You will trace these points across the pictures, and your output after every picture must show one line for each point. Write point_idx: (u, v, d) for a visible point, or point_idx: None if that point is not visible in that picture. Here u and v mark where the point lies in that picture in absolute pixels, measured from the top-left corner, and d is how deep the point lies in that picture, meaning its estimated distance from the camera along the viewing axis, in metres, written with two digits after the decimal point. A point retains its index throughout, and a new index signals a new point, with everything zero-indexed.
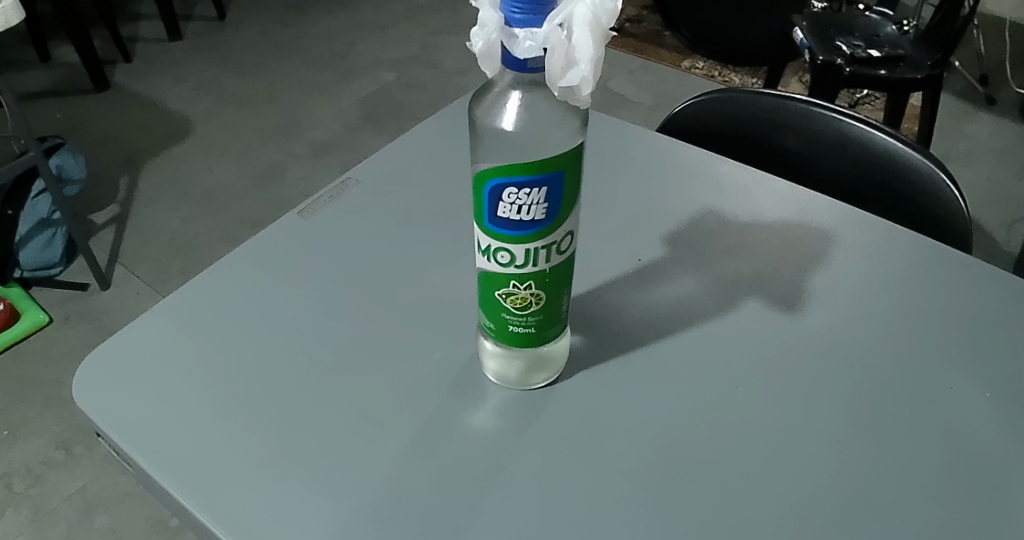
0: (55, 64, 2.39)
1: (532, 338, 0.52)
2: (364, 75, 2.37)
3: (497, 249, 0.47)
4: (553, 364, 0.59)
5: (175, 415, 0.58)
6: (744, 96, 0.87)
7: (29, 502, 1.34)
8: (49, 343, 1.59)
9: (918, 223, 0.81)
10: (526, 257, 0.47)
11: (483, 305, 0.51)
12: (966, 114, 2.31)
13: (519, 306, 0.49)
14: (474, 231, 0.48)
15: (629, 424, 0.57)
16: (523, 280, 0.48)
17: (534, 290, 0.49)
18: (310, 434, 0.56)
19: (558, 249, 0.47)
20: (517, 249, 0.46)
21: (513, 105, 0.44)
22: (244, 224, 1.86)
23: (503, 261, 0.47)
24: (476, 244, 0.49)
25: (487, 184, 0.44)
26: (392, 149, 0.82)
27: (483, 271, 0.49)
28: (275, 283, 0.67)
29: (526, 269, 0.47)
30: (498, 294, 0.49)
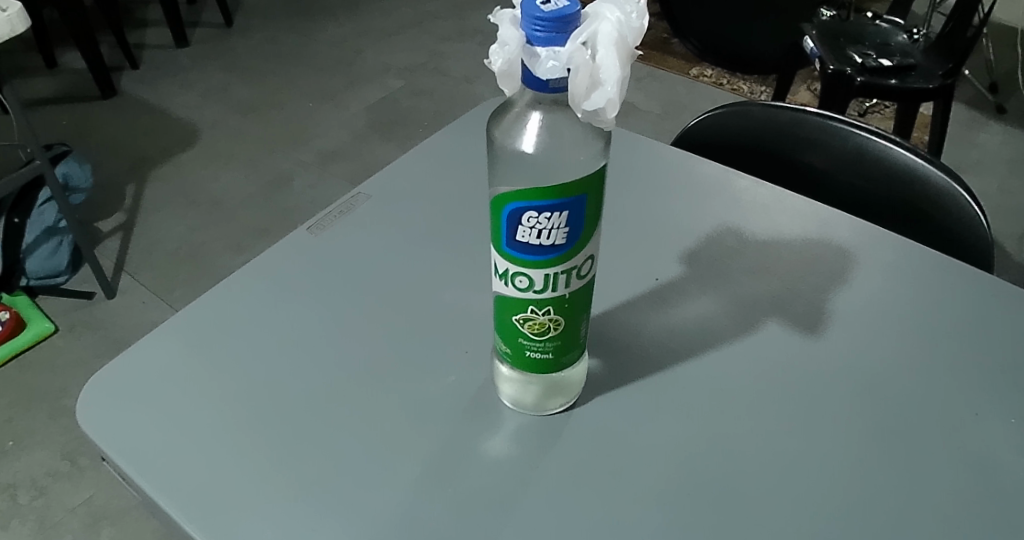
0: (62, 70, 2.39)
1: (550, 364, 0.51)
2: (371, 83, 2.36)
3: (515, 274, 0.46)
4: (570, 388, 0.57)
5: (183, 438, 0.56)
6: (760, 108, 0.86)
7: (34, 514, 1.33)
8: (55, 352, 1.58)
9: (937, 240, 0.79)
10: (545, 282, 0.46)
11: (499, 329, 0.50)
12: (976, 124, 2.29)
13: (537, 331, 0.48)
14: (490, 254, 0.47)
15: (646, 448, 0.56)
16: (542, 306, 0.47)
17: (553, 315, 0.48)
18: (320, 458, 0.55)
19: (578, 274, 0.46)
20: (536, 273, 0.45)
21: (533, 127, 0.42)
22: (251, 233, 1.85)
23: (521, 286, 0.46)
24: (493, 268, 0.47)
25: (506, 207, 0.43)
26: (403, 164, 0.81)
27: (500, 295, 0.48)
28: (286, 301, 0.66)
29: (545, 294, 0.46)
30: (515, 319, 0.48)
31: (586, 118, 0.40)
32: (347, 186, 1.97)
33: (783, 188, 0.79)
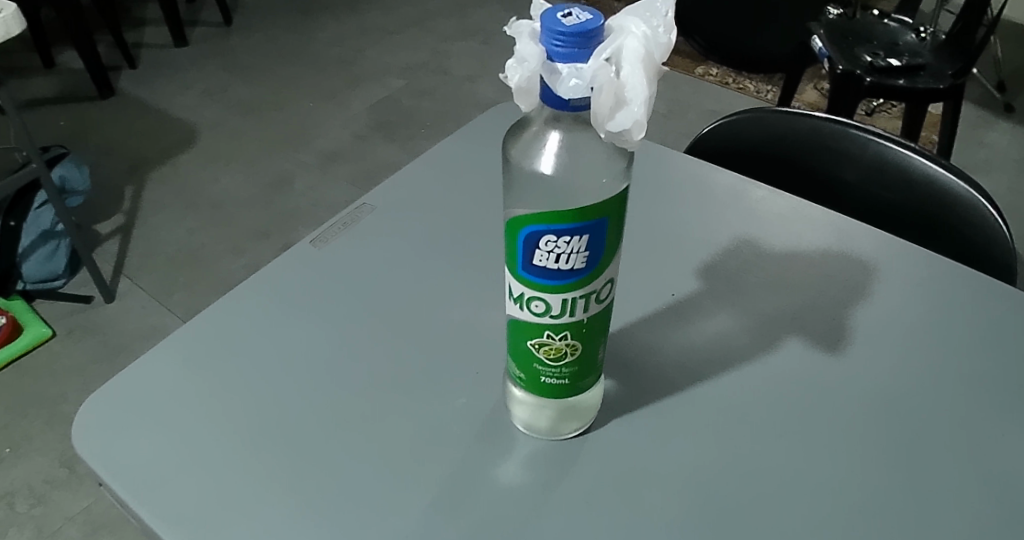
0: (60, 70, 2.36)
1: (566, 391, 0.48)
2: (372, 82, 2.33)
3: (531, 298, 0.43)
4: (586, 411, 0.55)
5: (184, 462, 0.54)
6: (774, 114, 0.83)
7: (32, 522, 1.31)
8: (52, 357, 1.56)
9: (959, 252, 0.77)
10: (563, 307, 0.43)
11: (513, 354, 0.48)
12: (985, 123, 2.26)
13: (553, 356, 0.46)
14: (505, 277, 0.45)
15: (664, 473, 0.54)
16: (560, 331, 0.44)
17: (570, 340, 0.45)
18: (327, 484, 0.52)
19: (597, 298, 0.44)
20: (553, 298, 0.43)
21: (552, 147, 0.40)
22: (251, 235, 1.83)
23: (537, 310, 0.44)
24: (508, 290, 0.45)
25: (522, 231, 0.40)
26: (409, 173, 0.78)
27: (515, 319, 0.45)
28: (289, 318, 0.64)
29: (563, 320, 0.44)
30: (530, 344, 0.46)
31: (610, 137, 0.37)
32: (349, 188, 1.95)
33: (800, 197, 0.77)
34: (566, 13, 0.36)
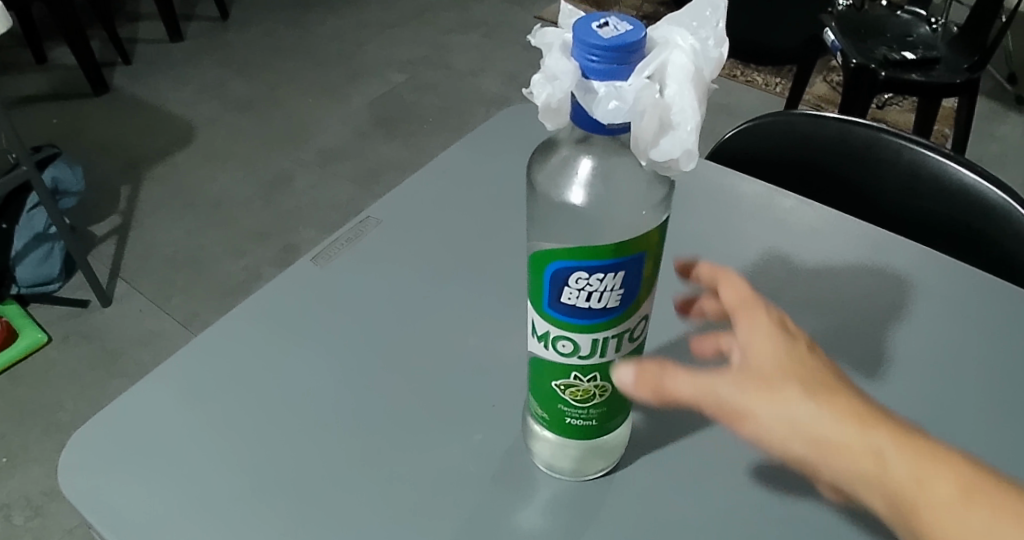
0: (53, 67, 2.31)
1: (594, 432, 0.46)
2: (373, 77, 2.28)
3: (558, 337, 0.41)
4: (612, 448, 0.52)
5: (185, 507, 0.51)
6: (804, 119, 0.81)
7: (28, 535, 1.27)
8: (48, 363, 1.52)
9: (995, 266, 0.73)
10: (593, 347, 0.41)
11: (534, 395, 0.45)
12: (997, 115, 2.22)
13: (579, 398, 0.43)
14: (527, 312, 0.42)
15: (702, 520, 0.51)
16: (588, 372, 0.42)
17: (599, 382, 0.43)
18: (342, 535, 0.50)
19: (629, 337, 0.42)
20: (583, 338, 0.41)
21: (584, 172, 0.40)
22: (251, 235, 1.79)
23: (564, 350, 0.41)
24: (531, 327, 0.43)
25: (550, 266, 0.38)
26: (416, 184, 0.77)
27: (539, 358, 0.43)
28: (289, 344, 0.61)
29: (592, 360, 0.42)
30: (555, 385, 0.43)
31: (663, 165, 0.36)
32: (350, 186, 1.90)
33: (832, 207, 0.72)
34: (602, 23, 0.33)
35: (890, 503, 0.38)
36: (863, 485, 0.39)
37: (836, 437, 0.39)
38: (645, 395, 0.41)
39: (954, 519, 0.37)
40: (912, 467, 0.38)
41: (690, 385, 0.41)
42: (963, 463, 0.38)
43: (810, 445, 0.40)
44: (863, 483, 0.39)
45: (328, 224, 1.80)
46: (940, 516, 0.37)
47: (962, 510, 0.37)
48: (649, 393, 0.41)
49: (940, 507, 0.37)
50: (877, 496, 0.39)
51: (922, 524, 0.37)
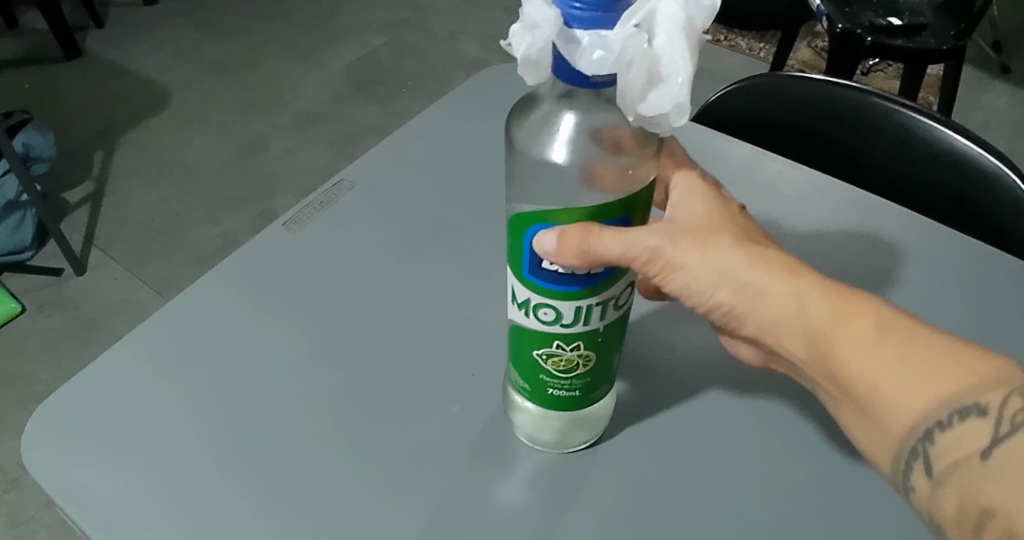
0: (22, 30, 2.23)
1: (577, 404, 0.46)
2: (351, 40, 2.23)
3: (539, 305, 0.41)
4: (596, 419, 0.53)
5: (147, 477, 0.52)
6: (791, 81, 0.79)
7: (5, 509, 1.25)
8: (21, 333, 1.49)
9: (984, 232, 0.73)
10: (576, 315, 0.41)
11: (516, 369, 0.46)
12: (981, 83, 2.20)
13: (562, 368, 0.43)
14: (508, 281, 0.42)
15: (679, 499, 0.52)
16: (571, 340, 0.42)
17: (583, 352, 0.43)
18: (300, 511, 0.50)
19: (614, 305, 0.42)
20: (565, 306, 0.41)
21: (565, 129, 0.39)
22: (227, 201, 1.75)
23: (546, 318, 0.41)
24: (511, 296, 0.42)
25: (531, 230, 0.38)
26: (395, 145, 0.76)
27: (520, 328, 0.43)
28: (258, 320, 0.61)
29: (575, 328, 0.41)
30: (537, 355, 0.43)
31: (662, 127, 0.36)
32: (328, 152, 1.87)
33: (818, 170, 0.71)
34: None
35: (806, 340, 0.43)
36: (783, 325, 0.44)
37: (760, 282, 0.44)
38: (569, 262, 0.38)
39: (859, 347, 0.41)
40: (827, 305, 0.42)
41: (617, 242, 0.38)
42: (876, 302, 0.42)
43: (738, 290, 0.45)
44: (783, 324, 0.44)
45: (306, 190, 1.77)
46: (849, 346, 0.41)
47: (869, 336, 0.41)
48: (578, 261, 0.38)
49: (846, 337, 0.41)
50: (795, 336, 0.43)
51: (833, 355, 0.42)
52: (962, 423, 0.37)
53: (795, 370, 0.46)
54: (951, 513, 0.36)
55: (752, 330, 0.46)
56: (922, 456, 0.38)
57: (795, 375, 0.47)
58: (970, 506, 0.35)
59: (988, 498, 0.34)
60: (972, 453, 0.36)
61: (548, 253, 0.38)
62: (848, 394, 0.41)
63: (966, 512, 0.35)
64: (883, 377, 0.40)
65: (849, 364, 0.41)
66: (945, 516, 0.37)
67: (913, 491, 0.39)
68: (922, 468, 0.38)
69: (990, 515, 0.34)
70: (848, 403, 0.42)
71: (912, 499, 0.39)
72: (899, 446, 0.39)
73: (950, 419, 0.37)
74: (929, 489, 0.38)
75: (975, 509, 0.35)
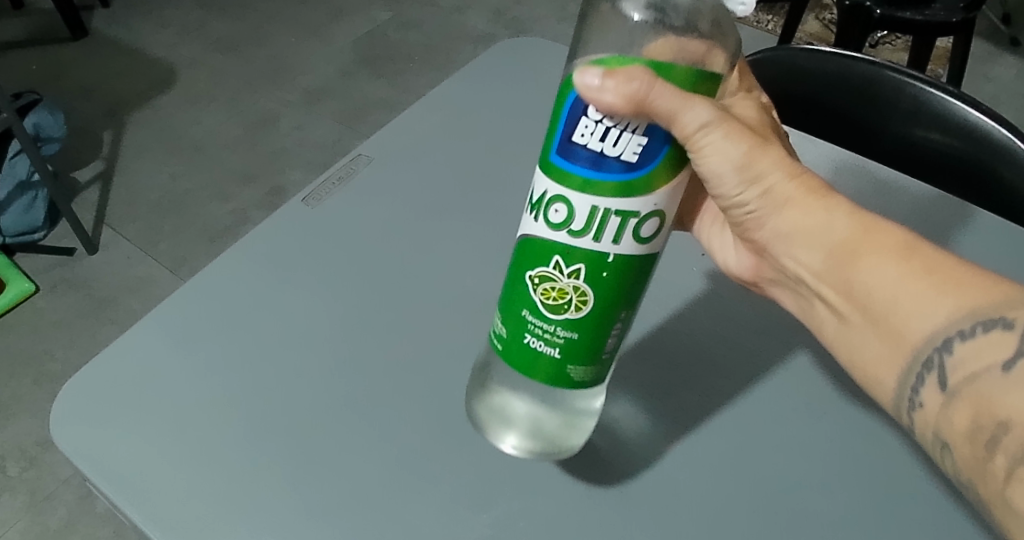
0: (29, 11, 2.22)
1: (556, 371, 0.41)
2: (358, 14, 2.22)
3: (552, 200, 0.38)
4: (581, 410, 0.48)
5: (177, 451, 0.53)
6: (803, 55, 0.80)
7: (25, 486, 1.27)
8: (37, 313, 1.51)
9: (995, 202, 0.75)
10: (587, 220, 0.37)
11: (504, 303, 0.42)
12: (990, 56, 2.19)
13: (553, 303, 0.40)
14: (532, 179, 0.40)
15: (690, 468, 0.54)
16: (572, 260, 0.38)
17: (580, 287, 0.39)
18: (336, 482, 0.52)
19: (633, 231, 0.37)
20: (578, 202, 0.37)
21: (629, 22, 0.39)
22: (236, 178, 1.76)
23: (554, 218, 0.38)
24: (529, 197, 0.40)
25: (571, 89, 0.37)
26: (410, 120, 0.77)
27: (528, 237, 0.40)
28: (280, 293, 0.63)
29: (581, 241, 0.38)
30: (532, 276, 0.40)
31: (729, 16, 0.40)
32: (337, 127, 1.87)
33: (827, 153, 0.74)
34: None
35: (827, 253, 0.45)
36: (811, 235, 0.45)
37: (790, 190, 0.45)
38: (613, 110, 0.35)
39: (884, 264, 0.42)
40: (853, 222, 0.44)
41: (672, 99, 0.35)
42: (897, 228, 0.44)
43: (765, 195, 0.46)
44: (810, 235, 0.45)
45: (316, 166, 1.78)
46: (875, 263, 0.43)
47: (895, 257, 0.42)
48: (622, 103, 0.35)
49: (872, 254, 0.43)
50: (817, 249, 0.45)
51: (854, 269, 0.43)
52: (985, 336, 0.39)
53: (794, 283, 0.49)
54: (964, 428, 0.39)
55: (765, 232, 0.48)
56: (936, 369, 0.41)
57: (790, 285, 0.50)
58: (987, 419, 0.38)
59: (1005, 413, 0.37)
60: (993, 364, 0.39)
61: (589, 87, 0.35)
62: (863, 310, 0.43)
63: (982, 426, 0.38)
64: (906, 293, 0.42)
65: (869, 278, 0.43)
66: (955, 430, 0.40)
67: (918, 409, 0.42)
68: (935, 382, 0.41)
69: (1008, 428, 0.37)
70: (859, 320, 0.44)
71: (915, 421, 0.43)
72: (910, 358, 0.42)
73: (972, 330, 0.40)
74: (941, 404, 0.41)
75: (990, 423, 0.38)
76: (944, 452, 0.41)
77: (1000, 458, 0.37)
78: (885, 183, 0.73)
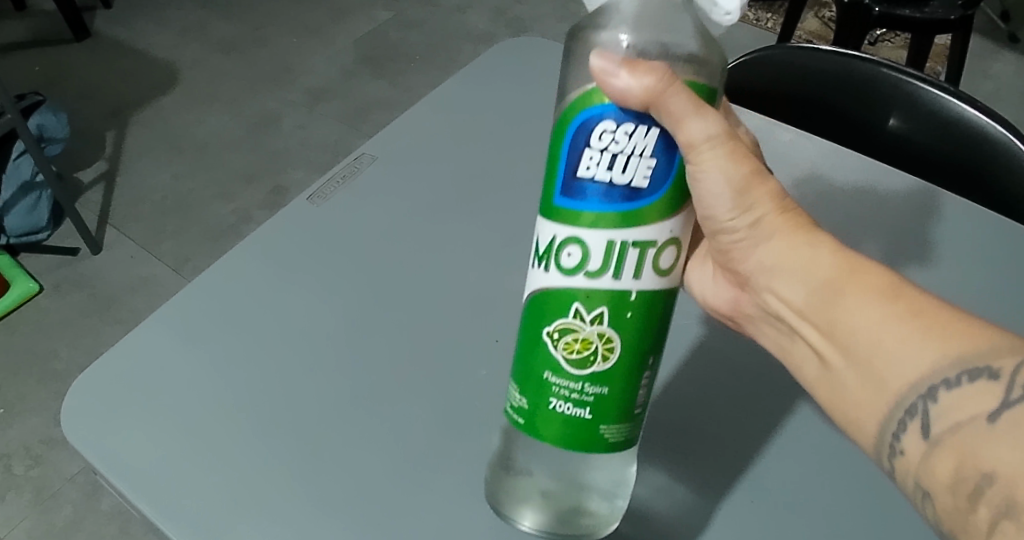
0: (31, 12, 2.23)
1: (587, 430, 0.41)
2: (358, 14, 2.23)
3: (564, 245, 0.39)
4: (612, 486, 0.48)
5: (184, 447, 0.54)
6: (801, 53, 0.81)
7: (31, 483, 1.28)
8: (41, 312, 1.52)
9: (991, 200, 0.76)
10: (605, 258, 0.38)
11: (521, 373, 0.43)
12: (988, 53, 2.20)
13: (578, 358, 0.40)
14: (534, 229, 0.41)
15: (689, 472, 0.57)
16: (593, 304, 0.39)
17: (605, 336, 0.40)
18: (339, 477, 0.53)
19: (651, 265, 0.39)
20: (593, 241, 0.38)
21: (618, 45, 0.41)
22: (238, 178, 1.77)
23: (571, 261, 0.39)
24: (536, 249, 0.41)
25: (575, 122, 0.38)
26: (412, 120, 0.78)
27: (544, 292, 0.41)
28: (286, 291, 0.64)
29: (603, 281, 0.39)
30: (553, 336, 0.40)
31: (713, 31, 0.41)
32: (339, 127, 1.88)
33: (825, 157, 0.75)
34: None
35: (811, 289, 0.43)
36: (799, 270, 0.44)
37: (779, 221, 0.44)
38: (628, 106, 0.37)
39: (865, 304, 0.40)
40: (838, 261, 0.42)
41: (684, 104, 0.38)
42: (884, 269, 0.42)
43: (756, 224, 0.45)
44: (798, 270, 0.44)
45: (317, 165, 1.79)
46: (859, 302, 0.40)
47: (877, 300, 0.40)
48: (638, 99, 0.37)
49: (856, 292, 0.41)
50: (802, 284, 0.44)
51: (837, 305, 0.41)
52: (971, 385, 0.37)
53: (775, 319, 0.47)
54: (945, 477, 0.36)
55: (750, 262, 0.47)
56: (920, 415, 0.38)
57: (772, 319, 0.48)
58: (971, 470, 0.35)
59: (989, 464, 0.34)
60: (981, 414, 0.36)
61: (605, 75, 0.37)
62: (840, 347, 0.41)
63: (964, 477, 0.35)
64: (891, 336, 0.39)
65: (853, 317, 0.41)
66: (938, 479, 0.37)
67: (899, 456, 0.39)
68: (917, 428, 0.38)
69: (991, 480, 0.34)
70: (840, 360, 0.41)
71: (896, 466, 0.40)
72: (893, 405, 0.39)
73: (958, 379, 0.37)
74: (922, 452, 0.38)
75: (974, 474, 0.35)
76: (924, 500, 0.38)
77: (983, 509, 0.34)
78: (879, 183, 0.74)
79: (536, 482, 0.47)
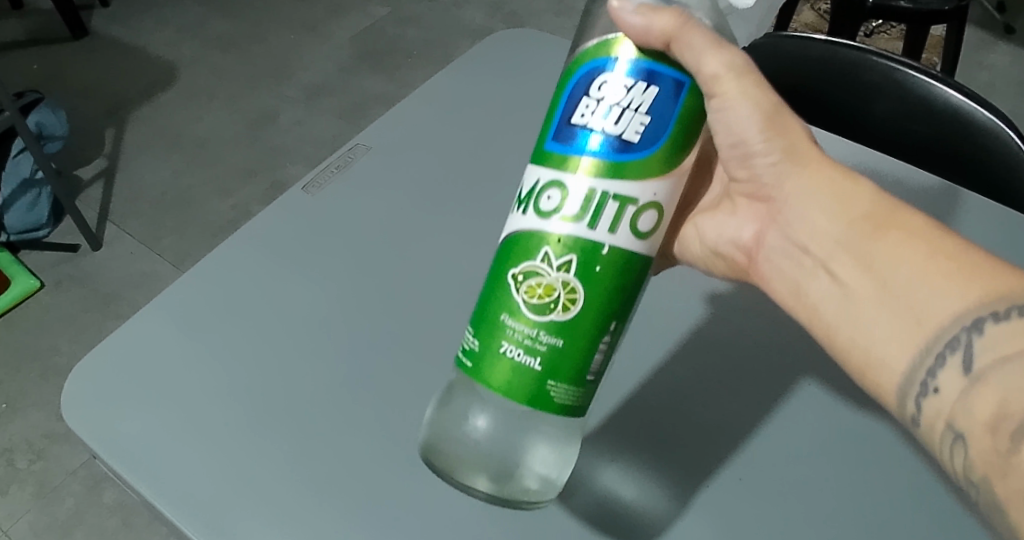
0: (29, 11, 2.24)
1: (537, 381, 0.43)
2: (356, 10, 2.23)
3: (546, 188, 0.42)
4: (550, 466, 0.49)
5: (181, 430, 0.55)
6: (792, 42, 0.81)
7: (34, 477, 1.29)
8: (42, 308, 1.53)
9: (980, 184, 0.77)
10: (582, 206, 0.41)
11: (478, 314, 0.45)
12: (984, 44, 2.20)
13: (536, 302, 0.42)
14: (524, 175, 0.44)
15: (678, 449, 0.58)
16: (564, 252, 0.42)
17: (564, 284, 0.42)
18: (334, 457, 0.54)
19: (624, 222, 0.41)
20: (574, 186, 0.41)
21: None
22: (237, 173, 1.78)
23: (548, 203, 0.42)
24: (520, 194, 0.44)
25: (579, 72, 0.42)
26: (406, 109, 0.79)
27: (518, 233, 0.43)
28: (288, 274, 0.65)
29: (579, 228, 0.41)
30: (519, 275, 0.43)
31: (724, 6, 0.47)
32: (337, 122, 1.89)
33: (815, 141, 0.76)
34: None
35: (846, 221, 0.48)
36: (830, 202, 0.48)
37: (813, 153, 0.50)
38: (647, 45, 0.41)
39: (906, 243, 0.45)
40: (874, 203, 0.47)
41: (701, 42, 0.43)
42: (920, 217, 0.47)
43: (790, 150, 0.50)
44: (830, 201, 0.48)
45: (316, 160, 1.79)
46: (901, 242, 0.45)
47: (921, 244, 0.45)
48: (659, 34, 0.41)
49: (900, 232, 0.46)
50: (835, 213, 0.48)
51: (877, 236, 0.46)
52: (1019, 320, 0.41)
53: (795, 252, 0.51)
54: (985, 417, 0.40)
55: (780, 191, 0.51)
56: (963, 350, 0.42)
57: (790, 253, 0.52)
58: (1012, 410, 0.39)
59: None
60: None
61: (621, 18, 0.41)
62: (880, 286, 0.45)
63: (1006, 416, 0.39)
64: (936, 274, 0.44)
65: (893, 255, 0.45)
66: (976, 419, 0.40)
67: (931, 395, 0.43)
68: (957, 364, 0.42)
69: None
70: (873, 293, 0.45)
71: (925, 408, 0.43)
72: (932, 340, 0.43)
73: (1006, 313, 0.41)
74: (962, 389, 0.42)
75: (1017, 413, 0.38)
76: (955, 444, 0.41)
77: None
78: (868, 166, 0.75)
79: (472, 439, 0.47)
